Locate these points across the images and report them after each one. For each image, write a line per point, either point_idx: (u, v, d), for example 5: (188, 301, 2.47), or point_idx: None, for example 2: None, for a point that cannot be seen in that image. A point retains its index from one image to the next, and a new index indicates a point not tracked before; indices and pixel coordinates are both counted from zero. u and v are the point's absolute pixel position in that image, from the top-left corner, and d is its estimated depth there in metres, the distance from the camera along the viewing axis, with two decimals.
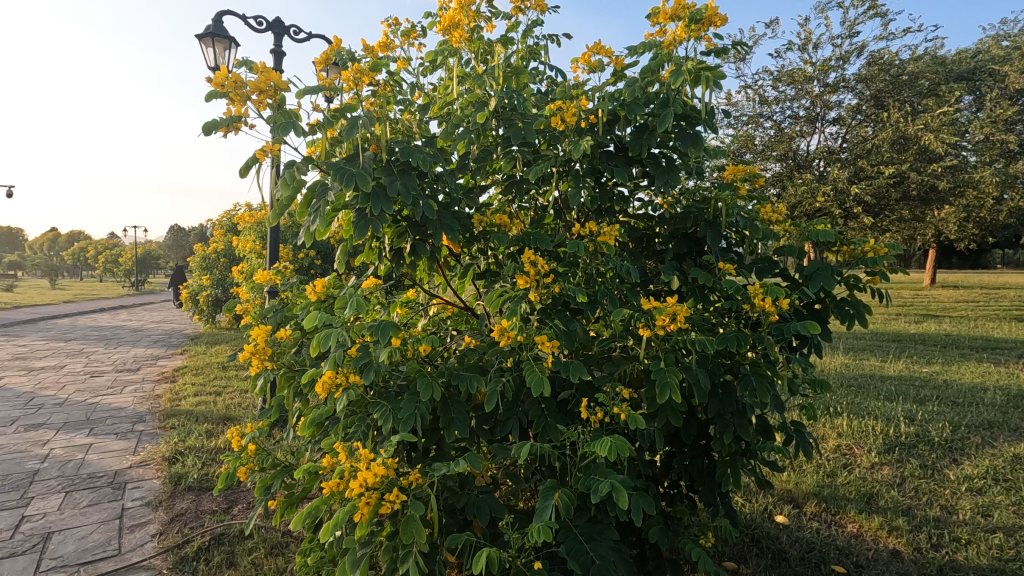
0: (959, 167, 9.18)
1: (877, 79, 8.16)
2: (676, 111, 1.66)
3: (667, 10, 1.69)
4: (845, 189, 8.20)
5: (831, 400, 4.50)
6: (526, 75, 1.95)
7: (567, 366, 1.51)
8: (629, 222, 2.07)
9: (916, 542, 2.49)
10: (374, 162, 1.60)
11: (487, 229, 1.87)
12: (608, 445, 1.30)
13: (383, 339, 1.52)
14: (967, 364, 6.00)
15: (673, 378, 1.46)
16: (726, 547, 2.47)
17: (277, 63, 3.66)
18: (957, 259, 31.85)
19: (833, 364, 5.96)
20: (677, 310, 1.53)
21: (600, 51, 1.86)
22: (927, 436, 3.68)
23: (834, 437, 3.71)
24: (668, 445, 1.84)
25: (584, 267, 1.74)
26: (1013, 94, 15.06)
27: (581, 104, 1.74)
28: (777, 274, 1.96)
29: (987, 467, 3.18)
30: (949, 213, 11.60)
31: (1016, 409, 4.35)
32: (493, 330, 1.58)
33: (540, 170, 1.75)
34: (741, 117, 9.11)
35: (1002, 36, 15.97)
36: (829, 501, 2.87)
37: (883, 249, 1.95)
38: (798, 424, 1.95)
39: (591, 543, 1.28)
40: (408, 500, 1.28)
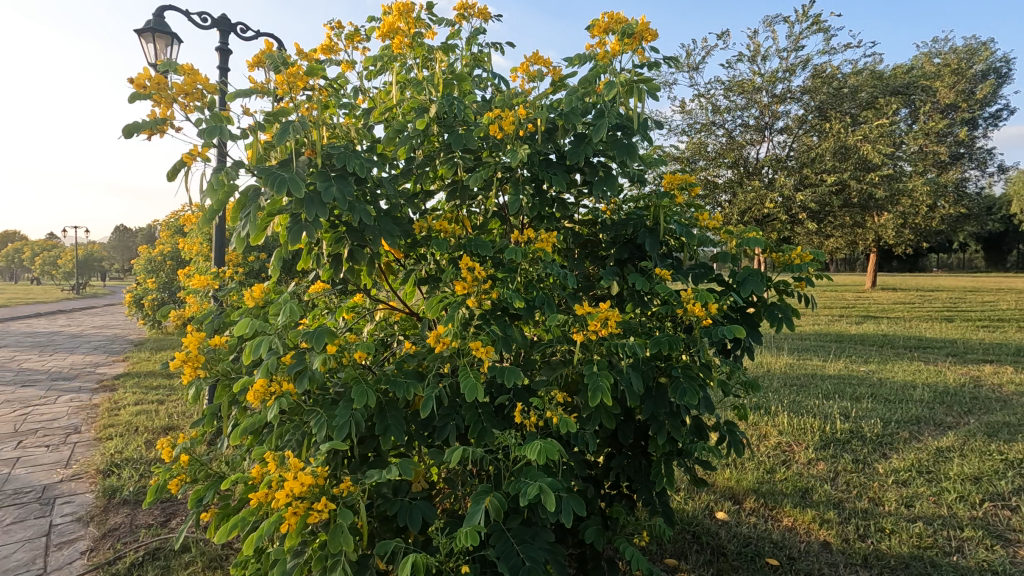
0: (895, 177, 9.71)
1: (820, 91, 8.59)
2: (610, 122, 1.71)
3: (602, 23, 1.73)
4: (791, 196, 8.57)
5: (774, 399, 4.69)
6: (469, 82, 1.96)
7: (502, 371, 1.53)
8: (574, 228, 2.12)
9: (845, 534, 2.62)
10: (308, 168, 1.58)
11: (428, 234, 1.88)
12: (537, 448, 1.32)
13: (318, 346, 1.51)
14: (901, 363, 6.35)
15: (605, 381, 1.50)
16: (668, 545, 2.53)
17: (223, 62, 3.56)
18: (897, 263, 33.69)
19: (779, 364, 6.20)
20: (608, 316, 1.58)
21: (539, 60, 1.89)
22: (859, 432, 3.89)
23: (774, 434, 3.86)
24: (607, 446, 1.89)
25: (523, 273, 1.77)
26: (944, 109, 16.15)
27: (519, 113, 1.76)
28: (712, 280, 2.04)
29: (913, 460, 3.38)
30: (887, 220, 12.27)
31: (941, 404, 4.64)
32: (430, 336, 1.59)
33: (480, 177, 1.77)
34: (695, 124, 9.38)
35: (935, 53, 17.05)
36: (767, 496, 2.99)
37: (809, 256, 2.05)
38: (731, 424, 2.02)
39: (521, 545, 1.30)
40: (337, 509, 1.27)
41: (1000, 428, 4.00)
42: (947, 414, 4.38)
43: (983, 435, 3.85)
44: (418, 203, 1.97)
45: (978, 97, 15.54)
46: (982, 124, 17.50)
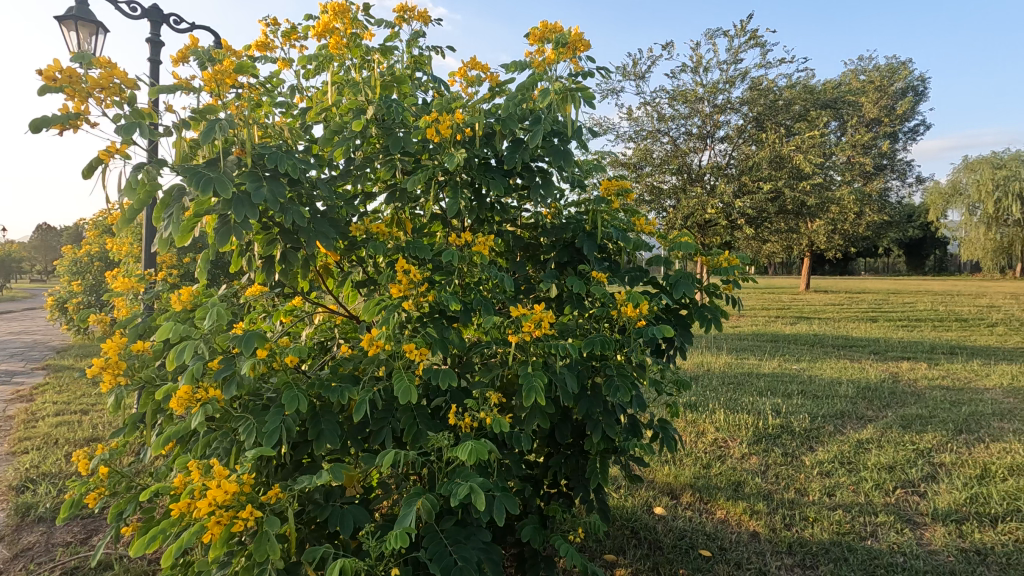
0: (825, 186, 10.31)
1: (757, 103, 9.03)
2: (545, 128, 1.75)
3: (536, 32, 1.77)
4: (730, 202, 8.98)
5: (711, 397, 4.90)
6: (408, 85, 1.95)
7: (437, 374, 1.55)
8: (515, 232, 2.15)
9: (772, 523, 2.76)
10: (237, 168, 1.54)
11: (366, 236, 1.87)
12: (469, 448, 1.33)
13: (247, 350, 1.48)
14: (829, 361, 6.75)
15: (538, 381, 1.53)
16: (607, 541, 2.60)
17: (154, 54, 3.40)
18: (829, 267, 35.72)
19: (717, 363, 6.46)
20: (542, 317, 1.61)
21: (477, 66, 1.91)
22: (789, 427, 4.11)
23: (711, 431, 4.03)
24: (546, 446, 1.92)
25: (462, 276, 1.78)
26: (869, 123, 17.31)
27: (456, 117, 1.77)
28: (647, 283, 2.11)
29: (836, 452, 3.60)
30: (819, 227, 13.02)
31: (863, 399, 4.97)
32: (364, 339, 1.57)
33: (417, 179, 1.77)
34: (641, 131, 9.65)
35: (860, 70, 18.25)
36: (702, 490, 3.12)
37: (735, 260, 2.14)
38: (664, 421, 2.10)
39: (454, 546, 1.32)
40: (263, 517, 1.24)
41: (913, 420, 4.31)
42: (868, 409, 4.68)
43: (898, 426, 4.15)
44: (356, 205, 1.96)
45: (898, 113, 16.74)
46: (902, 138, 18.83)
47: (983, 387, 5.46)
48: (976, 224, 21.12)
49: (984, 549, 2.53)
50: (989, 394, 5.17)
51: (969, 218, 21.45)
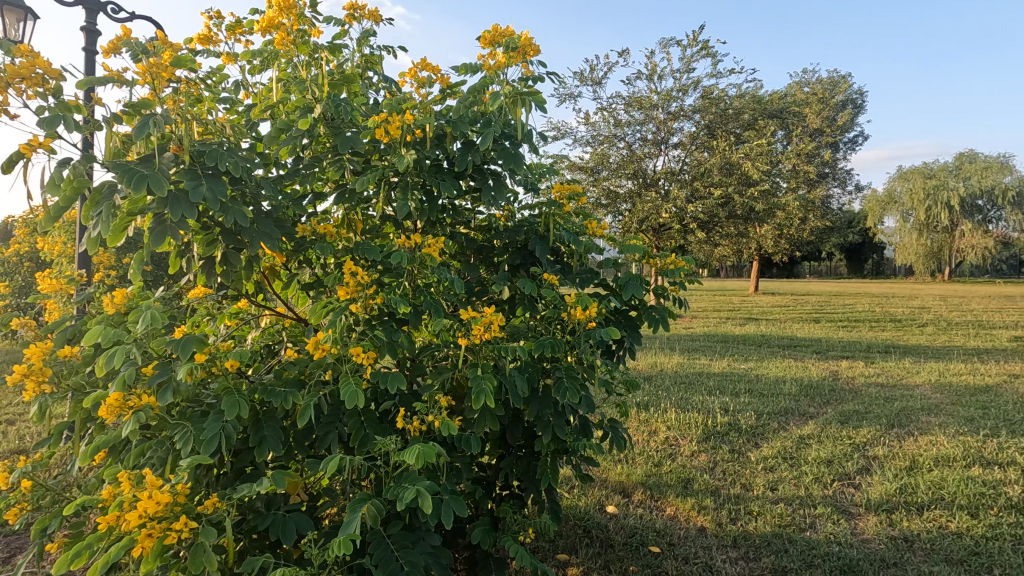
0: (771, 192, 10.74)
1: (708, 111, 9.34)
2: (495, 131, 1.76)
3: (487, 35, 1.77)
4: (683, 207, 9.26)
5: (663, 396, 5.02)
6: (358, 84, 1.93)
7: (385, 377, 1.53)
8: (468, 233, 2.15)
9: (718, 518, 2.85)
10: (174, 165, 1.48)
11: (314, 237, 1.84)
12: (416, 452, 1.32)
13: (184, 355, 1.42)
14: (775, 361, 7.03)
15: (487, 383, 1.54)
16: (560, 541, 2.63)
17: (89, 43, 3.22)
18: (776, 270, 37.22)
19: (670, 364, 6.63)
20: (492, 320, 1.61)
21: (427, 67, 1.90)
22: (736, 424, 4.26)
23: (663, 429, 4.13)
24: (497, 448, 1.93)
25: (412, 278, 1.77)
26: (812, 133, 18.15)
27: (405, 118, 1.76)
28: (598, 284, 2.15)
29: (779, 448, 3.76)
30: (766, 231, 13.55)
31: (805, 396, 5.20)
32: (309, 342, 1.54)
33: (366, 181, 1.75)
34: (598, 136, 9.81)
35: (804, 82, 19.13)
36: (653, 488, 3.19)
37: (682, 262, 2.20)
38: (614, 421, 2.14)
39: (400, 551, 1.30)
40: (199, 527, 1.20)
41: (850, 416, 4.54)
42: (810, 406, 4.90)
43: (836, 422, 4.36)
44: (304, 205, 1.91)
45: (839, 124, 17.62)
46: (844, 148, 19.82)
47: (913, 383, 5.80)
48: (909, 230, 22.44)
49: (912, 535, 2.69)
50: (919, 390, 5.50)
51: (903, 224, 22.78)
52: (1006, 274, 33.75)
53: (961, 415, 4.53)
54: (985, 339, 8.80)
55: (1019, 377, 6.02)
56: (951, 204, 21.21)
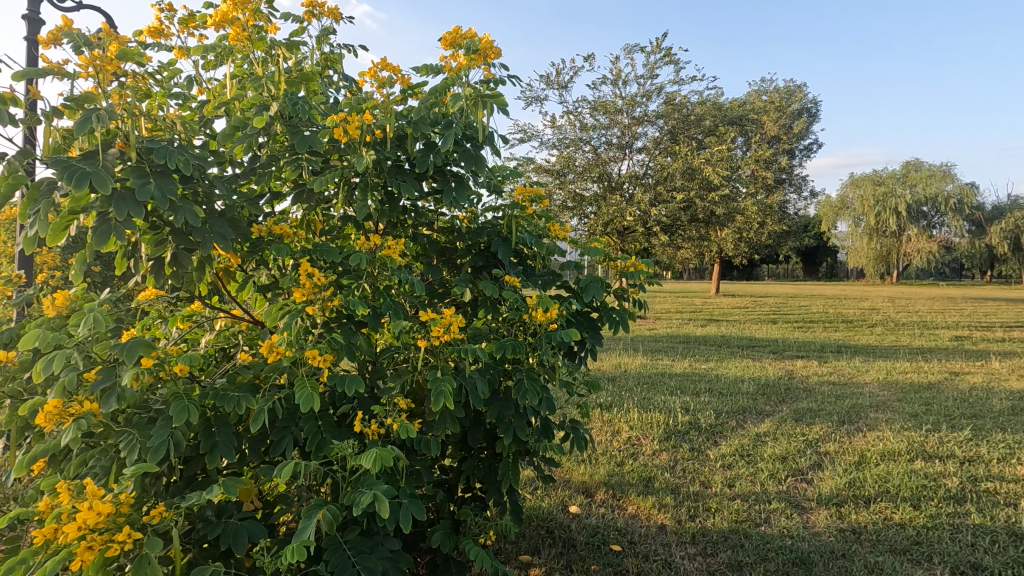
0: (731, 197, 11.05)
1: (671, 117, 9.55)
2: (456, 133, 1.75)
3: (447, 37, 1.77)
4: (647, 211, 9.44)
5: (626, 396, 5.09)
6: (317, 83, 1.90)
7: (342, 381, 1.51)
8: (431, 235, 2.13)
9: (678, 515, 2.91)
10: (119, 162, 1.42)
11: (270, 238, 1.80)
12: (373, 456, 1.30)
13: (130, 359, 1.36)
14: (734, 361, 7.24)
15: (447, 385, 1.53)
16: (523, 542, 2.64)
17: (33, 32, 3.07)
18: (736, 272, 38.30)
19: (634, 364, 6.75)
20: (451, 321, 1.61)
21: (388, 67, 1.88)
22: (696, 423, 4.36)
23: (626, 429, 4.19)
24: (459, 450, 1.92)
25: (371, 279, 1.75)
26: (770, 140, 18.76)
27: (364, 118, 1.74)
28: (560, 287, 2.17)
29: (737, 445, 3.86)
30: (727, 235, 13.93)
31: (762, 395, 5.36)
32: (262, 345, 1.50)
33: (324, 181, 1.72)
34: (564, 139, 9.90)
35: (763, 90, 19.76)
36: (615, 487, 3.23)
37: (642, 265, 2.24)
38: (575, 422, 2.16)
39: (357, 556, 1.28)
40: (144, 538, 1.15)
41: (804, 414, 4.71)
42: (766, 404, 5.06)
43: (791, 420, 4.51)
44: (261, 205, 1.87)
45: (795, 132, 18.28)
46: (799, 154, 20.55)
47: (862, 381, 6.06)
48: (860, 235, 23.42)
49: (860, 527, 2.80)
50: (868, 388, 5.74)
51: (854, 229, 23.76)
52: (948, 277, 35.60)
53: (906, 411, 4.75)
54: (928, 339, 9.26)
55: (959, 375, 6.36)
56: (898, 210, 22.25)
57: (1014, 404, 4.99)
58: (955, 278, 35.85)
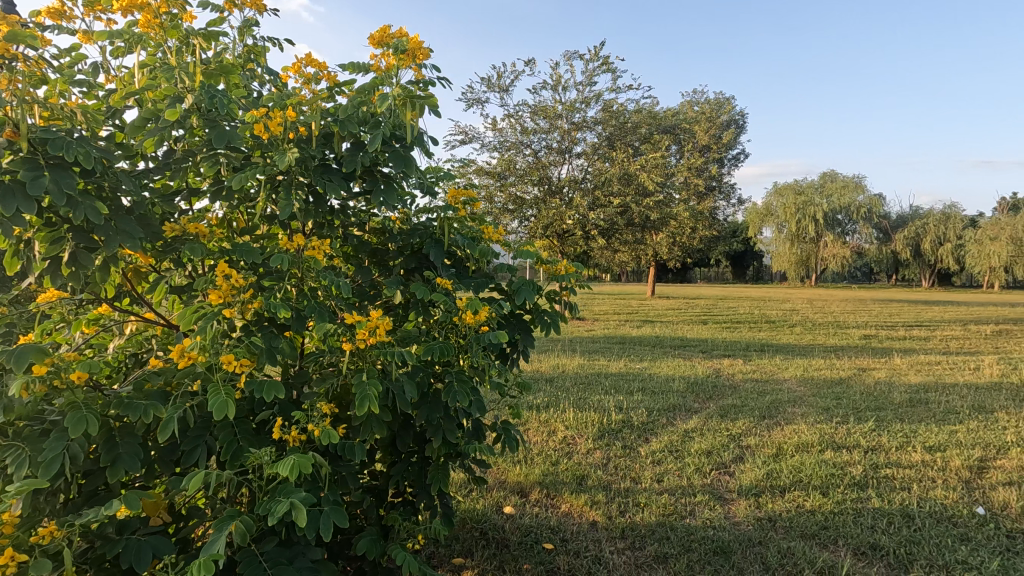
0: (665, 203, 11.48)
1: (609, 123, 9.82)
2: (384, 134, 1.73)
3: (375, 36, 1.74)
4: (585, 214, 9.65)
5: (563, 396, 5.18)
6: (237, 75, 1.82)
7: (261, 386, 1.45)
8: (361, 236, 2.09)
9: (609, 511, 2.99)
10: (8, 152, 1.31)
11: (185, 237, 1.70)
12: (289, 463, 1.26)
13: (19, 366, 1.26)
14: (667, 360, 7.52)
15: (372, 389, 1.51)
16: (456, 545, 2.63)
17: None
18: (671, 275, 39.81)
19: (572, 365, 6.88)
20: (378, 324, 1.58)
21: (314, 63, 1.82)
22: (629, 422, 4.49)
23: (562, 429, 4.26)
24: (388, 455, 1.89)
25: (294, 281, 1.69)
26: (702, 149, 19.64)
27: (287, 114, 1.68)
28: (492, 289, 2.17)
29: (667, 442, 4.02)
30: (661, 239, 14.47)
31: (692, 393, 5.61)
32: (173, 350, 1.42)
33: (243, 179, 1.65)
34: (505, 142, 9.95)
35: (695, 101, 20.67)
36: (549, 486, 3.28)
37: (573, 268, 2.28)
38: (506, 423, 2.17)
39: (273, 568, 1.24)
40: (31, 560, 1.06)
41: (729, 410, 4.96)
42: (694, 401, 5.29)
43: (717, 416, 4.73)
44: (176, 202, 1.77)
45: (725, 142, 19.23)
46: (728, 163, 21.62)
47: (781, 378, 6.45)
48: (783, 240, 24.93)
49: (775, 515, 2.98)
50: (786, 385, 6.11)
51: (778, 235, 25.25)
52: (859, 280, 38.50)
53: (819, 405, 5.10)
54: (840, 338, 9.97)
55: (865, 371, 6.89)
56: (816, 218, 23.84)
57: (912, 397, 5.46)
58: (865, 281, 38.82)
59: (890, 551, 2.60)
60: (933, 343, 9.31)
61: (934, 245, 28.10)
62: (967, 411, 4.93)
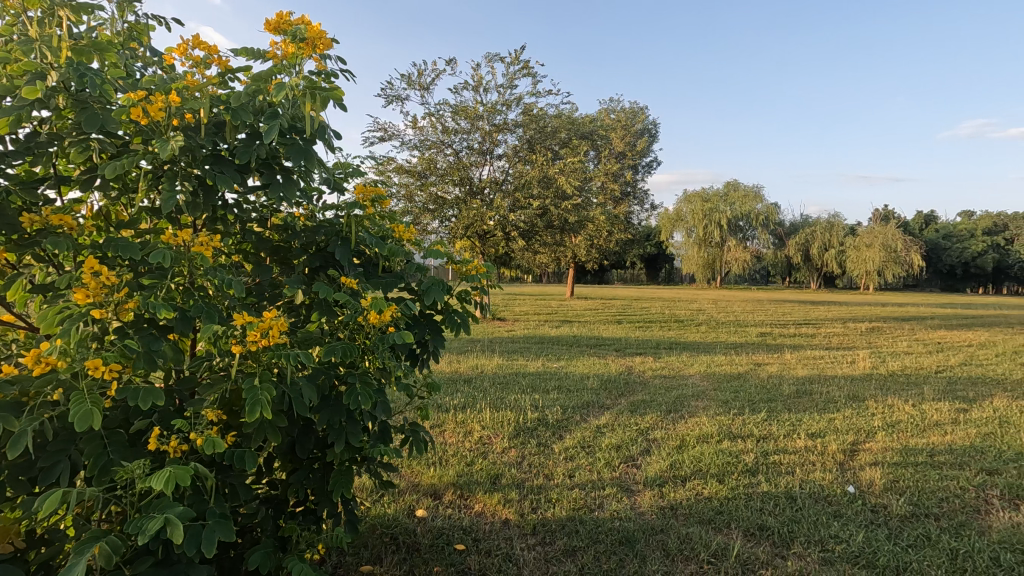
0: (582, 206, 11.82)
1: (529, 126, 9.97)
2: (282, 125, 1.64)
3: (270, 22, 1.66)
4: (505, 216, 9.74)
5: (480, 397, 5.19)
6: (114, 54, 1.66)
7: (135, 394, 1.34)
8: (260, 233, 1.97)
9: (521, 509, 3.03)
10: None
11: (50, 230, 1.51)
12: (165, 476, 1.17)
13: None
14: (583, 359, 7.75)
15: (264, 394, 1.43)
16: (364, 552, 2.56)
17: None
18: (589, 277, 41.08)
19: (490, 365, 6.91)
20: (271, 325, 1.50)
21: (202, 46, 1.70)
22: (544, 420, 4.58)
23: (478, 429, 4.27)
24: (287, 463, 1.80)
25: (180, 279, 1.57)
26: (618, 156, 20.43)
27: (170, 99, 1.55)
28: (401, 289, 2.13)
29: (579, 438, 4.13)
30: (580, 241, 14.89)
31: (605, 390, 5.81)
32: (27, 355, 1.27)
33: (118, 167, 1.51)
34: (426, 141, 9.84)
35: (612, 108, 21.47)
36: (463, 487, 3.27)
37: (484, 267, 2.28)
38: (415, 424, 2.14)
39: None
40: None
41: (638, 405, 5.18)
42: (607, 398, 5.48)
43: (627, 411, 4.94)
44: (40, 191, 1.58)
45: (639, 149, 20.12)
46: (643, 170, 22.63)
47: (687, 374, 6.84)
48: (692, 244, 26.45)
49: (676, 504, 3.15)
50: (691, 380, 6.49)
51: (687, 239, 26.75)
52: (758, 282, 41.68)
53: (719, 398, 5.46)
54: (739, 335, 10.74)
55: (761, 365, 7.45)
56: (721, 224, 25.53)
57: (799, 389, 5.98)
58: (763, 282, 42.11)
59: (774, 530, 2.83)
60: (817, 340, 10.25)
61: (821, 251, 30.96)
62: (843, 400, 5.48)
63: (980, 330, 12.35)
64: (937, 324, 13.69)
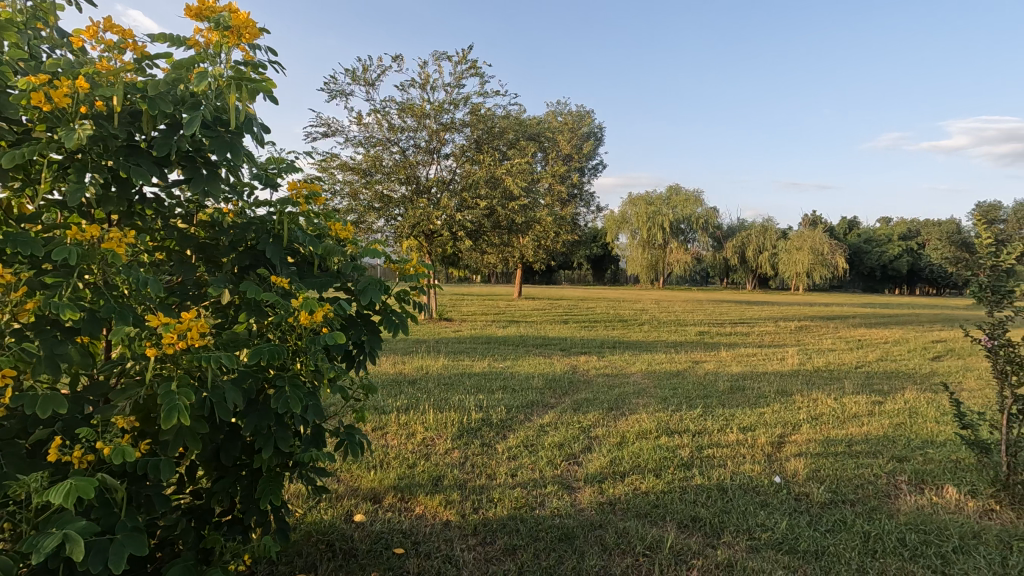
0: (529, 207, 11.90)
1: (476, 126, 9.95)
2: (204, 117, 1.55)
3: (191, 7, 1.57)
4: (452, 215, 9.69)
5: (424, 398, 5.13)
6: (13, 34, 1.54)
7: (33, 401, 1.24)
8: (183, 229, 1.87)
9: (462, 510, 3.02)
10: None
11: None
12: (65, 489, 1.09)
13: None
14: (528, 359, 7.81)
15: (182, 399, 1.35)
16: (298, 561, 2.47)
17: None
18: (537, 277, 41.45)
19: (436, 366, 6.85)
20: (190, 327, 1.42)
21: (115, 29, 1.59)
22: (488, 420, 4.58)
23: (421, 430, 4.22)
24: (210, 471, 1.72)
25: (88, 277, 1.46)
26: (566, 158, 20.73)
27: (76, 85, 1.45)
28: (337, 288, 2.06)
29: (522, 437, 4.16)
30: (527, 242, 15.00)
31: (549, 389, 5.87)
32: None
33: (16, 156, 1.40)
34: (371, 138, 9.65)
35: (560, 111, 21.77)
36: (403, 489, 3.23)
37: (423, 267, 2.23)
38: (351, 428, 2.08)
39: None
40: None
41: (581, 403, 5.27)
42: (551, 397, 5.54)
43: (570, 410, 5.02)
44: None
45: (585, 152, 20.48)
46: (589, 173, 23.06)
47: (629, 372, 7.02)
48: (636, 246, 27.17)
49: (614, 499, 3.22)
50: (632, 378, 6.66)
51: (631, 241, 27.45)
52: (698, 283, 43.32)
53: (658, 396, 5.63)
54: (679, 334, 11.12)
55: (698, 363, 7.74)
56: (663, 226, 26.37)
57: (733, 385, 6.26)
58: (702, 283, 43.82)
59: (706, 521, 2.95)
60: (751, 338, 10.75)
61: (756, 254, 32.51)
62: (773, 395, 5.77)
63: (896, 328, 13.31)
64: (859, 323, 14.65)
